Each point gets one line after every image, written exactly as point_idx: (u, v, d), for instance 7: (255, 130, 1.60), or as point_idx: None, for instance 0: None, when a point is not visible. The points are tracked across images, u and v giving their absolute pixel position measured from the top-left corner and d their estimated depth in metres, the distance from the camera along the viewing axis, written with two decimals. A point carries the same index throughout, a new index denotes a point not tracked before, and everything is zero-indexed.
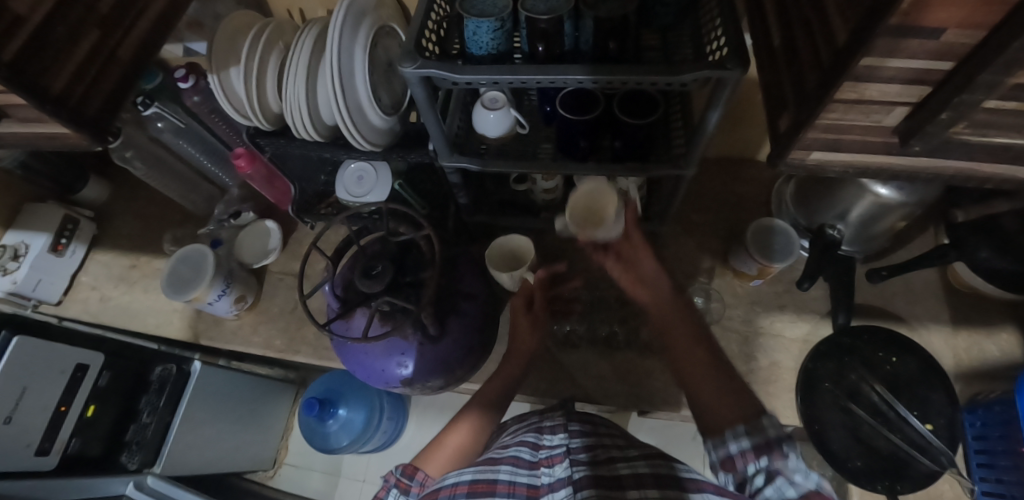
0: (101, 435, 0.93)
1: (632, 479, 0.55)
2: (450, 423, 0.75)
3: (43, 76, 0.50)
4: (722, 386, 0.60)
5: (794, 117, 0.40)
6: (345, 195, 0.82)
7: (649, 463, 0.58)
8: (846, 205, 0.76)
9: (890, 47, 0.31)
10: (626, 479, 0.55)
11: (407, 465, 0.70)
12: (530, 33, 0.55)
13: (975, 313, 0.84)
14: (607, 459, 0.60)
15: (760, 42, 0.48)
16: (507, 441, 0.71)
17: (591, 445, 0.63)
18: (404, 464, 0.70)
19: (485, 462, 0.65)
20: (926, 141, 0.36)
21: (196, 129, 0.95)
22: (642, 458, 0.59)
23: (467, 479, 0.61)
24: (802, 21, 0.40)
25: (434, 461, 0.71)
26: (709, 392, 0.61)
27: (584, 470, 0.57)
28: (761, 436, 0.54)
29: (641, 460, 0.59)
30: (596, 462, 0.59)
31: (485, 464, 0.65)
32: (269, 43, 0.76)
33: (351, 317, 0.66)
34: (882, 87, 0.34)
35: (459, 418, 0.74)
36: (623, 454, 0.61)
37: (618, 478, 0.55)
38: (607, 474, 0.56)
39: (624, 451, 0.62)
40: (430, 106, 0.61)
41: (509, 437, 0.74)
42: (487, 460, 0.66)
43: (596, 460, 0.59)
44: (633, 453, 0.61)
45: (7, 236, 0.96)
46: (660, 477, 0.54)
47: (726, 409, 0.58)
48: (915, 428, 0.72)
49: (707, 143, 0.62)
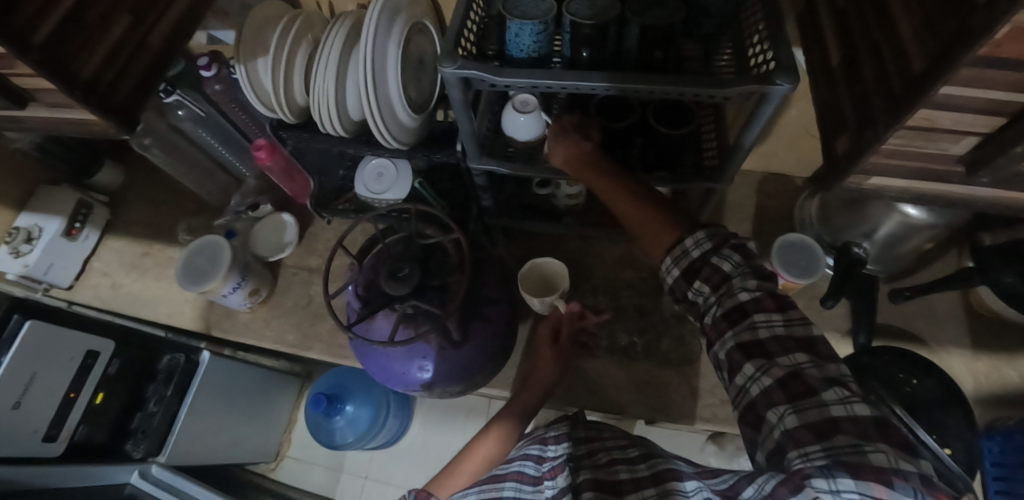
0: (106, 423, 0.92)
1: (631, 485, 0.52)
2: (476, 435, 0.74)
3: (74, 61, 0.49)
4: (660, 211, 0.59)
5: (854, 140, 0.40)
6: (364, 192, 0.81)
7: (648, 465, 0.54)
8: (875, 223, 0.75)
9: (970, 74, 0.30)
10: (626, 485, 0.52)
11: (420, 488, 0.63)
12: (573, 38, 0.55)
13: (997, 339, 0.83)
14: (608, 461, 0.57)
15: (815, 60, 0.48)
16: (511, 454, 0.70)
17: (594, 450, 0.61)
18: (417, 488, 0.63)
19: (489, 480, 0.65)
20: (994, 172, 0.36)
21: (217, 119, 0.95)
22: (642, 460, 0.56)
23: None
24: (868, 41, 0.39)
25: (446, 484, 0.71)
26: (648, 222, 0.60)
27: (585, 473, 0.55)
28: (686, 258, 0.55)
29: (641, 463, 0.55)
30: (595, 466, 0.57)
31: (489, 482, 0.64)
32: (299, 34, 0.75)
33: (373, 319, 0.65)
34: (955, 116, 0.34)
35: (476, 440, 0.74)
36: (624, 456, 0.58)
37: (617, 483, 0.53)
38: (607, 477, 0.54)
39: (625, 452, 0.59)
40: (465, 107, 0.60)
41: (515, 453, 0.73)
42: (490, 478, 0.65)
43: (596, 464, 0.57)
44: (633, 452, 0.58)
45: (20, 218, 0.95)
46: (658, 474, 0.52)
47: (662, 234, 0.58)
48: (933, 450, 0.66)
49: (745, 158, 0.61)
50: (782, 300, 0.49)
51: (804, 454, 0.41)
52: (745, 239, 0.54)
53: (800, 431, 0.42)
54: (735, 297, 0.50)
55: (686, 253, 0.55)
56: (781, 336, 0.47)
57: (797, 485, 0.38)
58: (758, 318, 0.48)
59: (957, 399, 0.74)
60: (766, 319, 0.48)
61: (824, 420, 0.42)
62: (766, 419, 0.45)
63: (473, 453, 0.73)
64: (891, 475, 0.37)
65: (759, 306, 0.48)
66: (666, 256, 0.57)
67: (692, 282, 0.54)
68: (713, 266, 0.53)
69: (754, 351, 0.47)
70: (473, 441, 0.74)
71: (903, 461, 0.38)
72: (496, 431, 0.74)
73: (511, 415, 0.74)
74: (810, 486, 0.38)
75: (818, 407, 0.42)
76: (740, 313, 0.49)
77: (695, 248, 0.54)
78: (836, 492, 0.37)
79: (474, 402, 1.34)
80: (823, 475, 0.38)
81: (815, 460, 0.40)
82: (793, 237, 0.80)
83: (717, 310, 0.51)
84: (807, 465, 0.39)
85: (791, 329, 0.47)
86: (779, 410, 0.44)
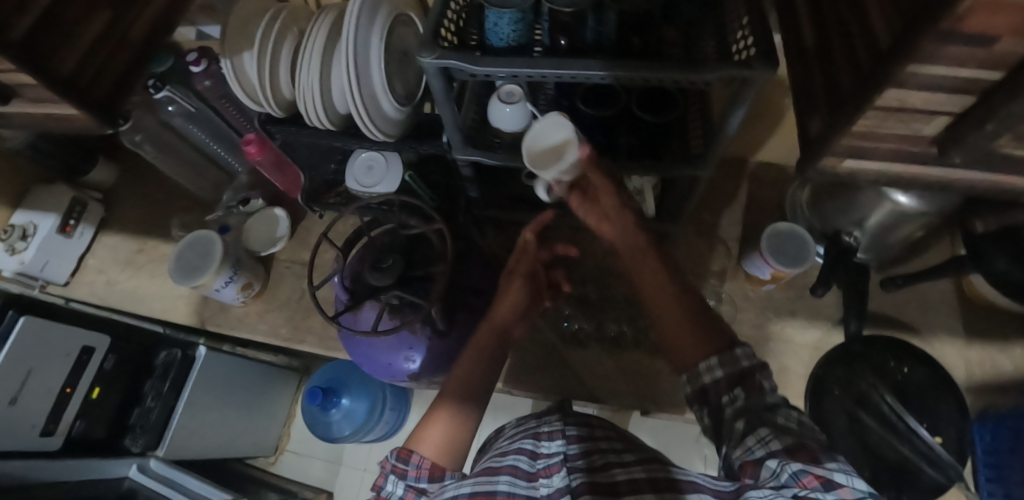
0: (104, 417, 0.94)
1: (628, 486, 0.53)
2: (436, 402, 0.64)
3: (50, 57, 0.49)
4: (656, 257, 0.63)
5: (826, 122, 0.40)
6: (354, 185, 0.80)
7: (645, 468, 0.55)
8: (864, 211, 0.74)
9: (937, 52, 0.30)
10: (623, 486, 0.53)
11: (402, 448, 0.59)
12: (551, 26, 0.56)
13: (991, 326, 0.82)
14: (603, 465, 0.58)
15: (792, 42, 0.47)
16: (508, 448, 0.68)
17: (589, 451, 0.62)
18: (399, 446, 0.59)
19: (483, 473, 0.60)
20: (966, 152, 0.35)
21: (207, 114, 0.94)
22: (638, 463, 0.57)
23: (466, 491, 0.54)
24: (839, 22, 0.39)
25: (428, 441, 0.60)
26: (679, 331, 0.57)
27: (581, 477, 0.56)
28: (734, 365, 0.52)
29: (638, 465, 0.57)
30: (591, 468, 0.58)
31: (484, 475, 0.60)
32: (284, 27, 0.75)
33: (360, 309, 0.66)
34: (925, 96, 0.33)
35: (439, 402, 0.63)
36: (619, 459, 0.59)
37: (614, 485, 0.54)
38: (603, 480, 0.55)
39: (620, 456, 0.60)
40: (447, 97, 0.59)
41: (507, 442, 0.72)
42: (484, 470, 0.61)
43: (592, 466, 0.58)
44: (629, 457, 0.60)
45: (17, 216, 0.96)
46: (655, 481, 0.53)
47: (688, 343, 0.56)
48: (925, 439, 0.71)
49: (727, 144, 0.60)
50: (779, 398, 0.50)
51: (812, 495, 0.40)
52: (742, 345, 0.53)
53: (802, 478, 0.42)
54: (763, 396, 0.50)
55: (735, 360, 0.53)
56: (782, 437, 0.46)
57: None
58: (778, 410, 0.49)
59: (948, 386, 0.74)
60: (785, 414, 0.49)
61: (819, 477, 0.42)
62: (767, 467, 0.45)
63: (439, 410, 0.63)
64: None
65: (781, 407, 0.49)
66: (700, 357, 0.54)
67: (731, 388, 0.51)
68: (756, 382, 0.51)
69: (765, 422, 0.48)
70: (434, 409, 0.63)
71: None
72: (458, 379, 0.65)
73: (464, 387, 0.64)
74: None
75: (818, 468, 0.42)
76: (763, 408, 0.49)
77: (709, 375, 0.53)
78: None
79: None
80: None
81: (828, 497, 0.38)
82: (785, 226, 0.80)
83: (739, 404, 0.50)
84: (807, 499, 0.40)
85: (801, 426, 0.48)
86: (783, 462, 0.44)
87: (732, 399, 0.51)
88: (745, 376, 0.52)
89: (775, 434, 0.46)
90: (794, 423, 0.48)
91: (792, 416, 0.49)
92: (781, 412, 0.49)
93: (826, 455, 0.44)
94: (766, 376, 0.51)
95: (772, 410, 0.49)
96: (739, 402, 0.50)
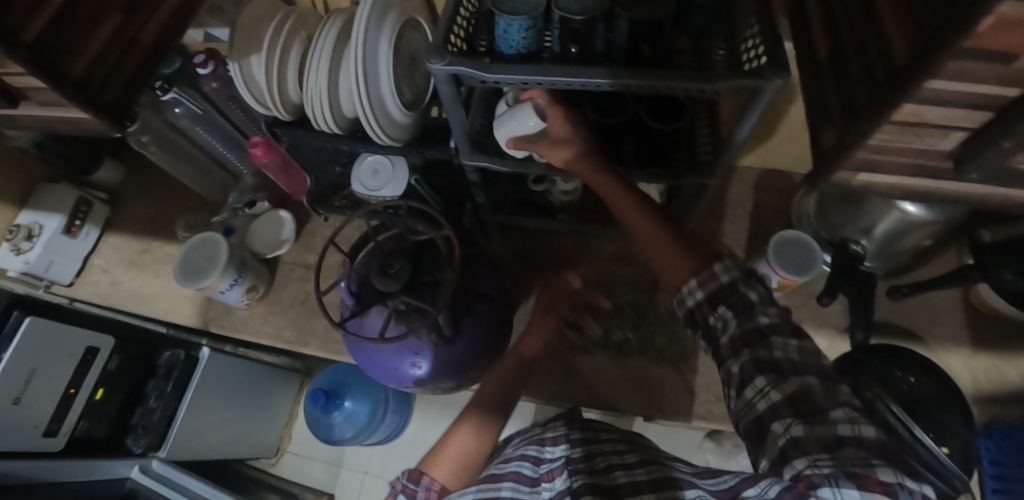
0: (106, 417, 0.93)
1: (630, 489, 0.51)
2: (452, 427, 0.74)
3: (61, 60, 0.49)
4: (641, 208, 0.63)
5: (840, 135, 0.39)
6: (361, 190, 0.77)
7: (647, 471, 0.54)
8: (871, 220, 0.74)
9: (957, 68, 0.29)
10: (624, 489, 0.51)
11: (413, 469, 0.64)
12: (562, 33, 0.55)
13: (998, 336, 0.82)
14: (605, 467, 0.56)
15: (804, 52, 0.47)
16: (512, 453, 0.69)
17: (591, 453, 0.60)
18: (410, 468, 0.64)
19: (487, 480, 0.62)
20: (982, 167, 0.35)
21: (213, 116, 0.94)
22: (640, 465, 0.55)
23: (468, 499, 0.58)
24: (854, 34, 0.39)
25: (441, 465, 0.69)
26: (668, 254, 0.60)
27: (583, 478, 0.54)
28: (713, 282, 0.54)
29: (639, 467, 0.55)
30: (593, 471, 0.56)
31: (487, 482, 0.62)
32: (293, 32, 0.76)
33: (366, 315, 0.66)
34: (942, 111, 0.33)
35: (456, 427, 0.74)
36: (621, 461, 0.57)
37: (614, 488, 0.52)
38: (604, 483, 0.53)
39: (623, 456, 0.59)
40: (456, 102, 0.59)
41: (512, 450, 0.73)
42: (488, 478, 0.63)
43: (594, 469, 0.56)
44: (632, 458, 0.58)
45: (22, 215, 0.96)
46: (655, 482, 0.51)
47: (684, 261, 0.57)
48: (930, 448, 0.64)
49: (737, 153, 0.60)
50: (796, 328, 0.49)
51: (811, 462, 0.41)
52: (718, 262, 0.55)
53: (807, 441, 0.42)
54: (755, 320, 0.49)
55: (714, 277, 0.54)
56: (792, 364, 0.46)
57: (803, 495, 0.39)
58: (774, 341, 0.48)
59: (954, 397, 0.73)
60: (783, 343, 0.47)
61: (831, 436, 0.42)
62: (772, 431, 0.45)
63: (455, 439, 0.71)
64: (895, 488, 0.37)
65: (777, 330, 0.48)
66: (688, 276, 0.56)
67: (715, 308, 0.52)
68: (739, 295, 0.51)
69: (767, 368, 0.47)
70: (450, 433, 0.73)
71: (907, 479, 0.38)
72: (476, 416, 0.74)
73: (484, 408, 0.75)
74: (816, 495, 0.38)
75: (826, 424, 0.42)
76: (758, 338, 0.48)
77: (691, 297, 0.55)
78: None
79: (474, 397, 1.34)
80: (830, 483, 0.38)
81: (822, 468, 0.40)
82: (793, 234, 0.79)
83: (732, 329, 0.50)
84: (814, 472, 0.40)
85: (804, 356, 0.47)
86: (786, 421, 0.44)
87: (720, 318, 0.52)
88: (727, 291, 0.52)
89: (772, 383, 0.46)
90: (794, 352, 0.47)
91: (790, 347, 0.47)
92: (778, 346, 0.47)
93: (829, 403, 0.44)
94: (749, 287, 0.52)
95: (770, 349, 0.47)
96: (734, 332, 0.50)
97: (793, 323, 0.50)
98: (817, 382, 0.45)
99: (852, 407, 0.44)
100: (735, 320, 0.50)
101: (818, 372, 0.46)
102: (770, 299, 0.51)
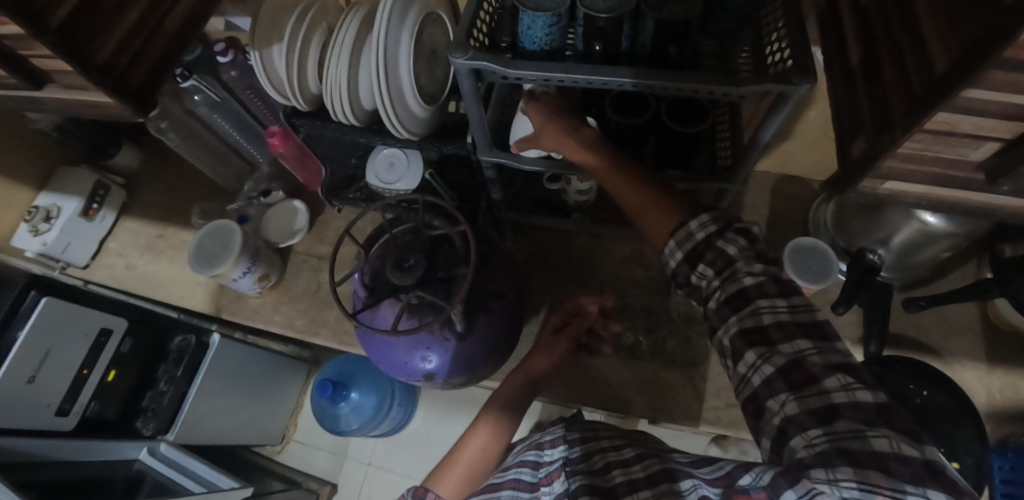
0: (118, 398, 0.94)
1: (626, 488, 0.50)
2: (460, 438, 0.75)
3: (88, 44, 0.49)
4: (631, 178, 0.59)
5: (871, 144, 0.39)
6: (375, 181, 0.80)
7: (644, 465, 0.52)
8: (891, 230, 0.73)
9: (998, 79, 0.29)
10: (620, 488, 0.50)
11: (417, 486, 0.66)
12: (587, 31, 0.54)
13: (1015, 354, 0.80)
14: (604, 467, 0.55)
15: (834, 58, 0.46)
16: (510, 463, 0.70)
17: (589, 452, 0.59)
18: (415, 486, 0.66)
19: (487, 489, 0.66)
20: (1015, 181, 0.35)
21: (231, 104, 0.95)
22: (637, 461, 0.54)
23: None
24: (889, 41, 0.38)
25: (445, 481, 0.71)
26: (652, 206, 0.58)
27: (580, 480, 0.54)
28: (690, 241, 0.53)
29: (636, 464, 0.53)
30: (591, 471, 0.55)
31: (487, 492, 0.65)
32: (314, 22, 0.76)
33: (378, 308, 0.65)
34: (975, 121, 0.33)
35: (464, 438, 0.75)
36: (619, 458, 0.56)
37: (611, 488, 0.51)
38: (602, 484, 0.52)
39: (620, 452, 0.57)
40: (476, 97, 0.59)
41: (512, 458, 0.73)
42: (489, 486, 0.66)
43: (592, 469, 0.55)
44: (629, 453, 0.56)
45: (41, 197, 0.98)
46: (651, 477, 0.50)
47: (666, 216, 0.57)
48: None
49: (758, 157, 0.60)
50: (785, 286, 0.48)
51: (807, 439, 0.40)
52: (689, 221, 0.54)
53: (801, 417, 0.41)
54: (738, 282, 0.49)
55: (689, 235, 0.54)
56: (785, 322, 0.46)
57: (795, 477, 0.38)
58: (763, 309, 0.47)
59: (969, 413, 0.72)
60: (771, 307, 0.47)
61: (825, 407, 0.41)
62: (767, 408, 0.45)
63: (463, 452, 0.73)
64: (889, 461, 0.36)
65: (762, 292, 0.48)
66: (669, 239, 0.56)
67: (695, 266, 0.53)
68: (717, 250, 0.52)
69: (757, 341, 0.46)
70: (458, 445, 0.74)
71: (905, 446, 0.37)
72: (484, 429, 0.74)
73: (500, 408, 0.74)
74: (807, 477, 0.37)
75: (819, 394, 0.42)
76: (743, 299, 0.48)
77: (672, 258, 0.55)
78: (834, 481, 0.36)
79: (478, 393, 1.35)
80: (823, 466, 0.37)
81: (817, 447, 0.39)
82: (810, 242, 0.78)
83: (721, 295, 0.50)
84: (809, 454, 0.39)
85: (794, 315, 0.46)
86: (780, 398, 0.43)
87: (702, 276, 0.53)
88: (703, 249, 0.53)
89: (761, 357, 0.46)
90: (783, 314, 0.47)
91: (779, 309, 0.47)
92: (765, 311, 0.47)
93: (823, 372, 0.43)
94: (727, 241, 0.51)
95: (757, 317, 0.47)
96: (720, 296, 0.51)
97: (804, 295, 0.48)
98: (809, 349, 0.44)
99: (847, 369, 0.43)
100: (718, 281, 0.51)
101: (811, 335, 0.45)
102: (752, 252, 0.50)
